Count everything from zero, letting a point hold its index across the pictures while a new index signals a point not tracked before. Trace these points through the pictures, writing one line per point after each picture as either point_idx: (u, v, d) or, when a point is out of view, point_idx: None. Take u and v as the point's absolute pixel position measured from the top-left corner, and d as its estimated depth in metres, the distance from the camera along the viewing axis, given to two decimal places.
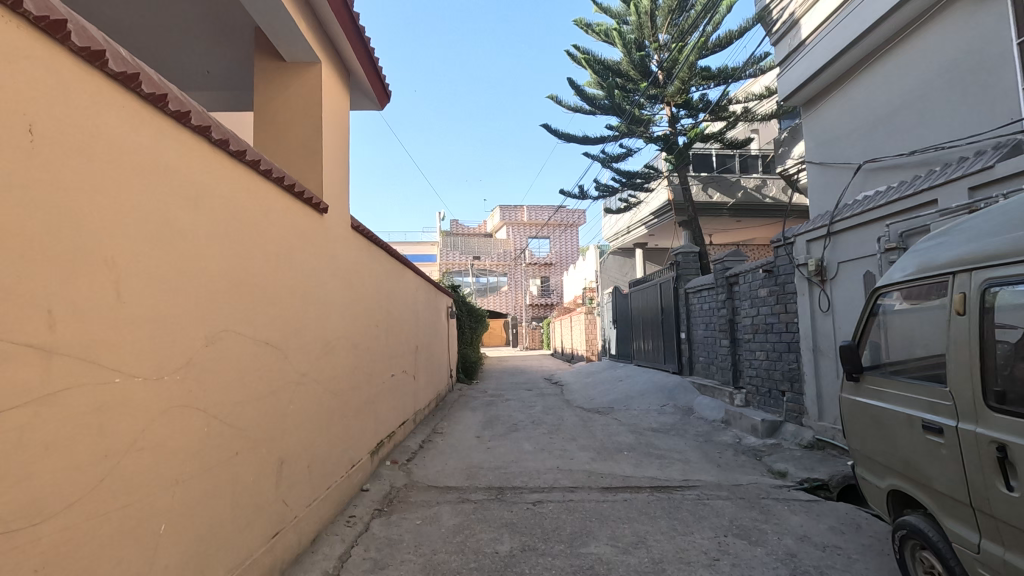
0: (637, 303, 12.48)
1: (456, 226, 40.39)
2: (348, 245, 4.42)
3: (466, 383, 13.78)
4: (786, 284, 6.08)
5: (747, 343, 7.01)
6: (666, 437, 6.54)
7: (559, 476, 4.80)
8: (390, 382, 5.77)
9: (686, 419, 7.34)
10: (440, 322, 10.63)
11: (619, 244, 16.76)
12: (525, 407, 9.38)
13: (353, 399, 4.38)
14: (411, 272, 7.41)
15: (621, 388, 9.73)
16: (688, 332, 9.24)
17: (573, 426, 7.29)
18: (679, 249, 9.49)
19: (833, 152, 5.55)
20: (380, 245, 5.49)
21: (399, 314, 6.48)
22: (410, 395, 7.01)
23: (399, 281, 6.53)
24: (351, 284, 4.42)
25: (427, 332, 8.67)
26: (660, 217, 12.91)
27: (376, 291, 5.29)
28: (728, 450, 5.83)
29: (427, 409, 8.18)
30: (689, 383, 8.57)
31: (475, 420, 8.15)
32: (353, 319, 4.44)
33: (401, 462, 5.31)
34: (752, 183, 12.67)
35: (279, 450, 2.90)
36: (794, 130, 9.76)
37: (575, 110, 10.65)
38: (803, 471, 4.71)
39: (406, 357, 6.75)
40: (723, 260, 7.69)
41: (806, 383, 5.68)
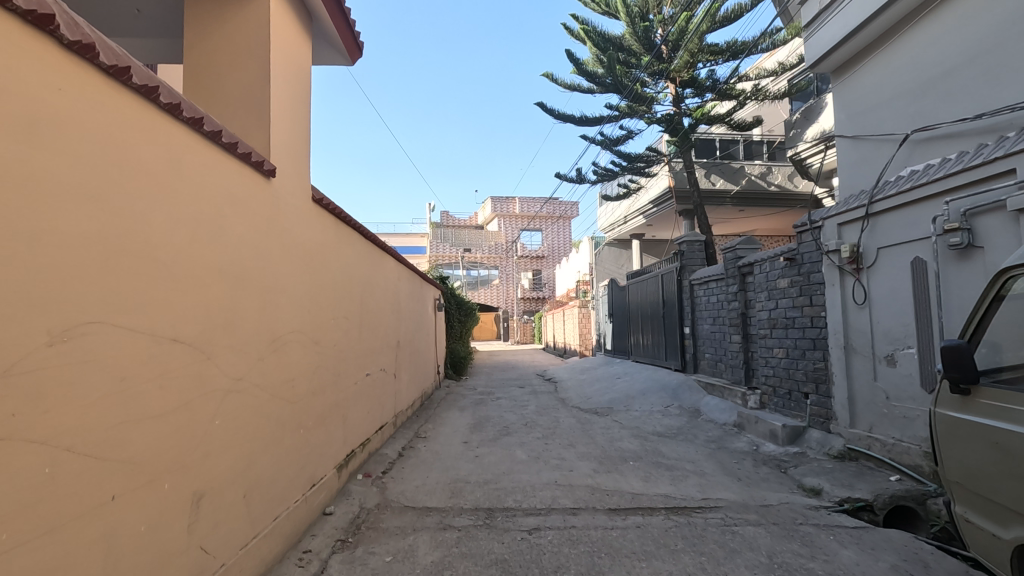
0: (635, 296, 11.84)
1: (446, 218, 39.49)
2: (309, 221, 3.70)
3: (455, 379, 13.07)
4: (811, 273, 5.43)
5: (761, 340, 6.38)
6: (674, 444, 5.88)
7: (559, 495, 4.12)
8: (364, 382, 5.06)
9: (694, 422, 6.69)
10: (426, 314, 9.92)
11: (615, 235, 16.07)
12: (517, 407, 8.70)
13: (314, 405, 3.67)
14: (392, 259, 6.67)
15: (619, 386, 9.08)
16: (692, 327, 8.60)
17: (570, 429, 6.63)
18: (684, 238, 8.84)
19: (870, 124, 4.89)
20: (352, 225, 4.75)
21: (377, 305, 5.75)
22: (390, 395, 6.30)
23: (377, 267, 5.81)
24: (311, 268, 3.70)
25: (410, 325, 7.94)
26: (660, 206, 12.32)
27: (347, 279, 4.56)
28: (745, 459, 5.19)
29: (410, 410, 7.48)
30: (694, 382, 7.92)
31: (463, 422, 7.47)
32: (315, 309, 3.72)
33: (375, 475, 4.60)
34: (757, 170, 12.05)
35: (200, 480, 2.21)
36: (808, 111, 9.10)
37: (573, 87, 9.91)
38: (841, 489, 4.06)
39: (385, 353, 6.04)
40: (735, 248, 7.04)
41: (834, 385, 5.05)
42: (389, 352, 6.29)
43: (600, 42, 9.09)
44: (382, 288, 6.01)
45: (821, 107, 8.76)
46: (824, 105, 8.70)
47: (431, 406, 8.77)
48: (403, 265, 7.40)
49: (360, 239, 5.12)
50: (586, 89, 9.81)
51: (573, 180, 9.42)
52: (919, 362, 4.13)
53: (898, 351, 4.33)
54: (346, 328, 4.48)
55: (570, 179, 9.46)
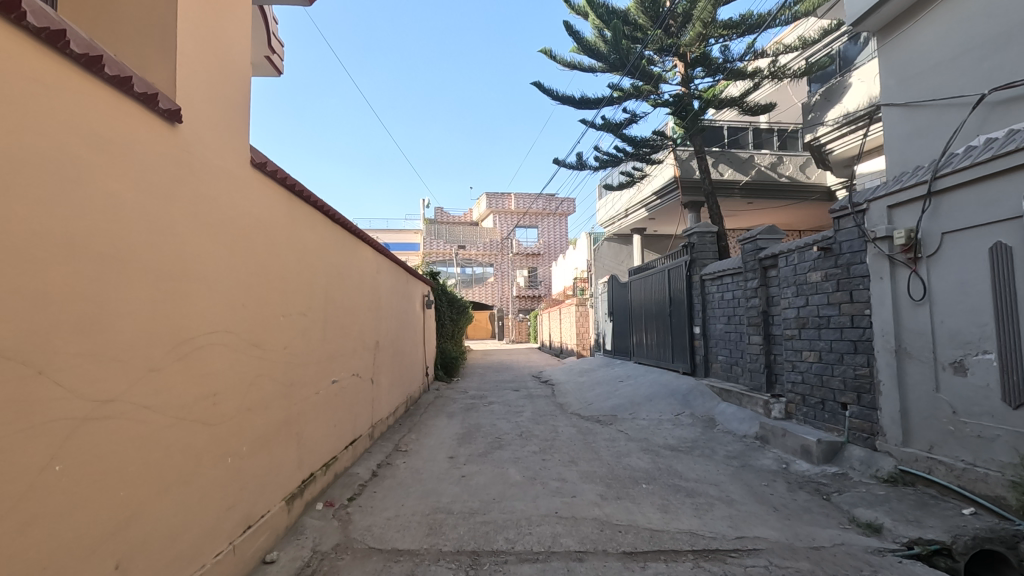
0: (638, 294, 11.10)
1: (439, 214, 38.61)
2: (246, 192, 2.92)
3: (446, 381, 12.30)
4: (850, 265, 4.69)
5: (787, 341, 5.64)
6: (690, 460, 5.14)
7: (560, 533, 3.35)
8: (329, 391, 4.29)
9: (709, 434, 5.97)
10: (413, 312, 9.15)
11: (615, 230, 15.31)
12: (511, 414, 7.95)
13: (251, 424, 2.90)
14: (369, 249, 5.89)
15: (622, 391, 8.34)
16: (702, 327, 7.87)
17: (569, 442, 5.88)
18: (694, 229, 8.10)
19: (930, 88, 4.16)
20: (313, 203, 3.98)
21: (349, 300, 4.98)
22: (365, 403, 5.52)
23: (349, 257, 5.03)
24: (249, 249, 2.91)
25: (393, 323, 7.16)
26: (664, 197, 11.61)
27: (304, 267, 3.78)
28: (776, 481, 4.44)
29: (391, 418, 6.71)
30: (706, 387, 7.19)
31: (450, 432, 6.71)
32: (253, 301, 2.94)
33: (338, 504, 3.84)
34: (767, 160, 11.34)
35: (16, 561, 1.44)
36: (830, 93, 8.36)
37: (573, 66, 9.13)
38: (907, 526, 3.30)
39: (359, 355, 5.27)
40: (755, 238, 6.28)
41: (881, 395, 4.31)
42: (363, 353, 5.49)
43: (604, 14, 8.21)
44: (355, 280, 5.24)
45: (844, 88, 8.05)
46: (847, 86, 8.00)
47: (417, 413, 8.01)
48: (384, 256, 6.63)
49: (326, 221, 4.35)
50: (587, 68, 9.05)
51: (573, 166, 8.61)
52: (1000, 370, 3.39)
53: (970, 357, 3.59)
54: (303, 326, 3.72)
55: (569, 165, 8.65)
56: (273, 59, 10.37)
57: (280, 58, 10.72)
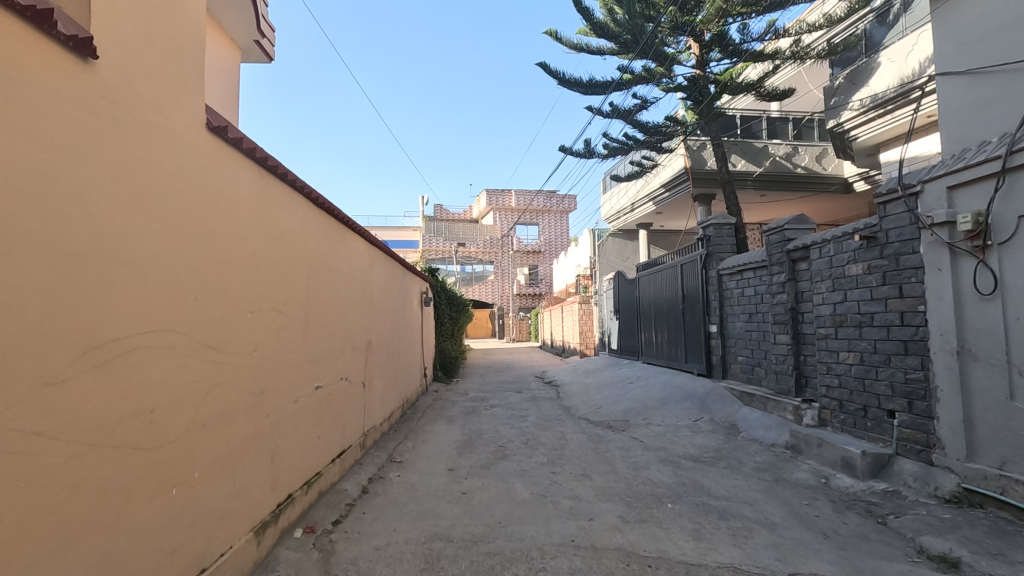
0: (646, 291, 10.59)
1: (438, 211, 38.06)
2: (201, 160, 2.40)
3: (446, 382, 11.76)
4: (899, 256, 4.17)
5: (820, 341, 5.13)
6: (716, 474, 4.63)
7: (579, 568, 2.84)
8: (311, 398, 3.77)
9: (733, 443, 5.45)
10: (410, 310, 8.65)
11: (620, 225, 14.81)
12: (515, 418, 7.44)
13: (208, 444, 2.38)
14: (360, 240, 5.37)
15: (633, 393, 7.83)
16: (719, 325, 7.37)
17: (579, 452, 5.37)
18: (711, 221, 7.59)
19: (1000, 52, 3.64)
20: (291, 183, 3.46)
21: (336, 295, 4.46)
22: (354, 409, 5.00)
23: (335, 246, 4.51)
24: (203, 230, 2.39)
25: (387, 322, 6.65)
26: (673, 189, 11.19)
27: (279, 255, 3.25)
28: (818, 499, 3.93)
29: (384, 425, 6.18)
30: (725, 390, 6.68)
31: (450, 439, 6.20)
32: (210, 294, 2.42)
33: (320, 531, 3.31)
34: (782, 150, 10.87)
35: None
36: (854, 73, 7.80)
37: (580, 49, 8.63)
38: (991, 561, 2.78)
39: (347, 357, 4.75)
40: (783, 229, 5.76)
41: (938, 403, 3.80)
42: (353, 354, 4.97)
43: None
44: (343, 273, 4.71)
45: (871, 69, 7.51)
46: (875, 67, 7.47)
47: (414, 417, 7.49)
48: (377, 249, 6.11)
49: (307, 205, 3.82)
50: (595, 50, 8.55)
51: (579, 154, 8.08)
52: None
53: None
54: (278, 324, 3.20)
55: (576, 153, 8.10)
56: (262, 44, 9.83)
57: (270, 43, 10.18)
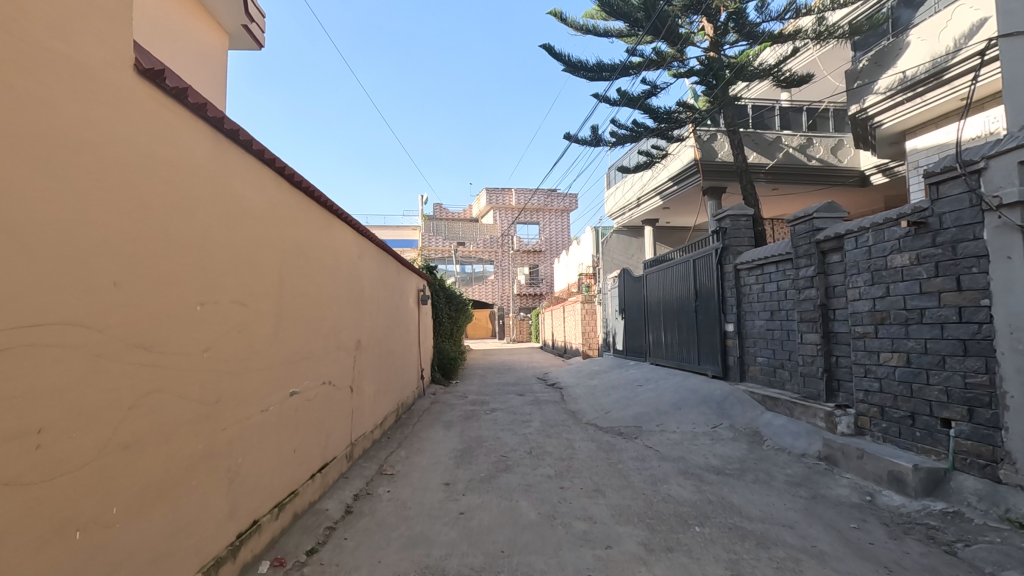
0: (654, 288, 10.10)
1: (438, 211, 37.59)
2: (126, 110, 1.89)
3: (444, 384, 11.24)
4: (956, 243, 3.67)
5: (856, 341, 4.63)
6: (745, 489, 4.12)
7: None
8: (285, 405, 3.27)
9: (758, 452, 4.95)
10: (405, 307, 8.14)
11: (625, 221, 14.32)
12: (517, 423, 6.94)
13: (134, 470, 1.87)
14: (347, 228, 4.87)
15: (643, 397, 7.33)
16: (737, 324, 6.87)
17: (589, 463, 4.87)
18: (727, 212, 7.09)
19: None
20: (257, 154, 2.95)
21: (317, 289, 3.95)
22: (339, 417, 4.49)
23: (315, 232, 4.00)
24: (127, 198, 1.88)
25: (380, 319, 6.14)
26: (681, 182, 10.79)
27: (241, 237, 2.74)
28: (868, 521, 3.43)
29: (375, 432, 5.67)
30: (745, 394, 6.18)
31: (447, 447, 5.69)
32: (137, 280, 1.91)
33: (291, 564, 2.81)
34: (795, 142, 10.41)
35: None
36: (880, 54, 7.30)
37: (586, 31, 8.14)
38: None
39: (331, 357, 4.25)
40: (811, 217, 5.26)
41: (1007, 411, 3.29)
42: (338, 355, 4.46)
43: None
44: (326, 264, 4.20)
45: (899, 50, 7.01)
46: (903, 47, 6.98)
47: (409, 423, 6.98)
48: (368, 240, 5.60)
49: (279, 182, 3.31)
50: (603, 33, 8.07)
51: (586, 141, 7.56)
52: None
53: None
54: (240, 319, 2.70)
55: (582, 140, 7.58)
56: (251, 29, 9.32)
57: (259, 29, 9.67)
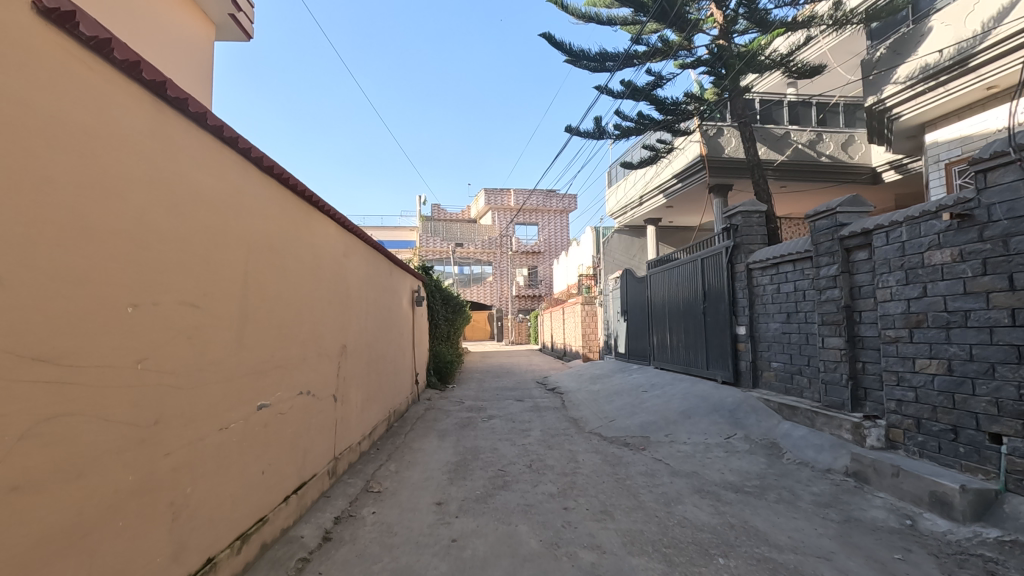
0: (659, 289, 9.70)
1: (437, 211, 37.14)
2: (17, 59, 1.50)
3: (440, 389, 10.82)
4: (1008, 237, 3.29)
5: (887, 346, 4.24)
6: (768, 511, 3.72)
7: None
8: (251, 421, 2.86)
9: (778, 467, 4.54)
10: (398, 309, 7.74)
11: (627, 220, 13.92)
12: (516, 432, 6.53)
13: (23, 517, 1.48)
14: (332, 224, 4.47)
15: (650, 404, 6.92)
16: (749, 327, 6.48)
17: (594, 480, 4.46)
18: (739, 208, 6.69)
19: None
20: (216, 133, 2.55)
21: (293, 288, 3.54)
22: (321, 430, 4.08)
23: (292, 224, 3.59)
24: (17, 172, 1.49)
25: (369, 322, 5.74)
26: (685, 179, 10.42)
27: (192, 226, 2.33)
28: (913, 551, 3.02)
29: (362, 444, 5.26)
30: (759, 403, 5.78)
31: (441, 460, 5.28)
32: (30, 275, 1.51)
33: None
34: (805, 137, 10.05)
35: None
36: (901, 42, 6.94)
37: (589, 19, 7.75)
38: None
39: (310, 365, 3.84)
40: (834, 212, 4.86)
41: None
42: (319, 361, 4.05)
43: None
44: (304, 261, 3.79)
45: (921, 36, 6.65)
46: (925, 34, 6.61)
47: (402, 432, 6.57)
48: (355, 238, 5.19)
49: (245, 166, 2.90)
50: (606, 20, 7.68)
51: (589, 134, 7.18)
52: None
53: None
54: (189, 322, 2.29)
55: (584, 133, 7.20)
56: (238, 17, 8.86)
57: (248, 19, 9.24)
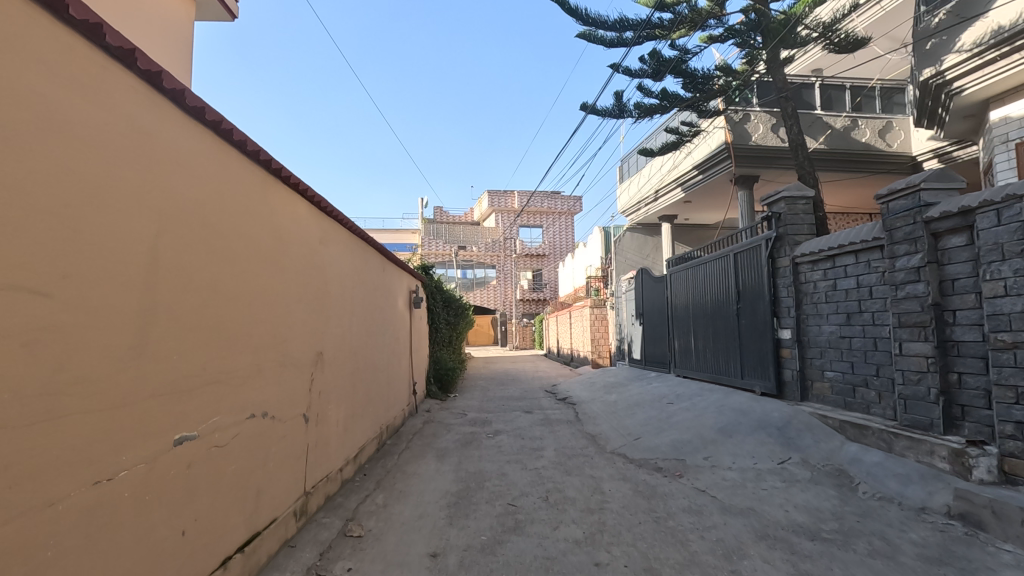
0: (680, 289, 8.82)
1: (437, 213, 36.21)
2: None
3: (441, 399, 9.94)
4: None
5: (998, 353, 3.36)
6: (862, 569, 2.84)
7: None
8: (162, 462, 2.01)
9: (856, 505, 3.66)
10: (392, 311, 6.88)
11: (641, 217, 13.06)
12: (527, 452, 5.66)
13: None
14: (302, 202, 3.62)
15: (680, 419, 6.03)
16: (796, 330, 5.60)
17: (628, 521, 3.58)
18: (783, 193, 5.82)
19: None
20: (95, 37, 1.71)
21: (240, 278, 2.68)
22: (285, 460, 3.22)
23: (239, 194, 2.71)
24: None
25: (352, 325, 4.85)
26: (707, 172, 9.63)
27: (32, 172, 1.49)
28: None
29: (343, 471, 4.39)
30: (815, 420, 4.89)
31: (439, 490, 4.41)
32: None
33: None
34: (840, 123, 9.20)
35: None
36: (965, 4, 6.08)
37: None
38: None
39: (267, 379, 2.98)
40: (917, 189, 3.99)
41: None
42: (281, 374, 3.19)
43: None
44: (260, 245, 2.93)
45: None
46: None
47: (394, 452, 5.69)
48: (334, 223, 4.34)
49: (157, 102, 2.03)
50: None
51: (607, 111, 6.35)
52: None
53: None
54: (24, 319, 1.44)
55: (602, 110, 6.37)
56: None
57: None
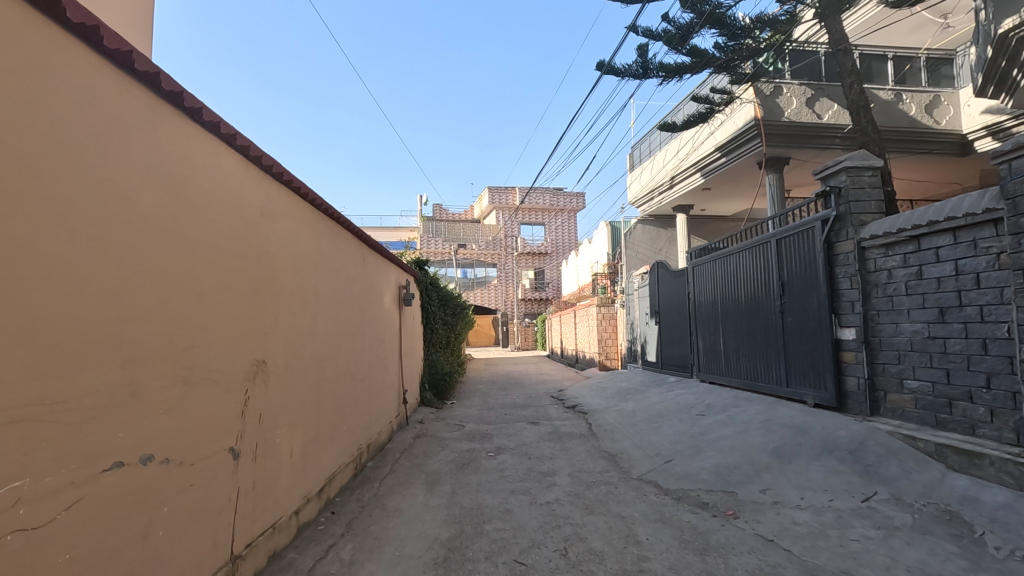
0: (705, 284, 7.81)
1: (437, 211, 35.19)
2: None
3: (437, 407, 8.98)
4: None
5: None
6: None
7: None
8: None
9: (991, 568, 2.67)
10: (374, 309, 5.87)
11: (654, 207, 12.03)
12: (535, 477, 4.68)
13: None
14: (228, 154, 2.61)
15: (719, 436, 5.03)
16: (862, 330, 4.59)
17: None
18: (845, 163, 4.80)
19: None
20: None
21: (88, 250, 1.68)
22: (196, 519, 2.23)
23: (85, 117, 1.69)
24: None
25: (315, 325, 3.82)
26: (731, 154, 8.61)
27: None
28: None
29: (300, 513, 3.38)
30: (901, 443, 3.87)
31: (423, 537, 3.41)
32: None
33: None
34: (884, 96, 8.15)
35: None
36: None
37: None
38: None
39: (155, 403, 1.99)
40: None
41: None
42: (182, 396, 2.17)
43: None
44: (140, 203, 1.93)
45: None
46: None
47: (374, 478, 4.69)
48: (286, 191, 3.33)
49: None
50: None
51: (627, 71, 5.36)
52: None
53: None
54: None
55: (621, 70, 5.38)
56: None
57: None
